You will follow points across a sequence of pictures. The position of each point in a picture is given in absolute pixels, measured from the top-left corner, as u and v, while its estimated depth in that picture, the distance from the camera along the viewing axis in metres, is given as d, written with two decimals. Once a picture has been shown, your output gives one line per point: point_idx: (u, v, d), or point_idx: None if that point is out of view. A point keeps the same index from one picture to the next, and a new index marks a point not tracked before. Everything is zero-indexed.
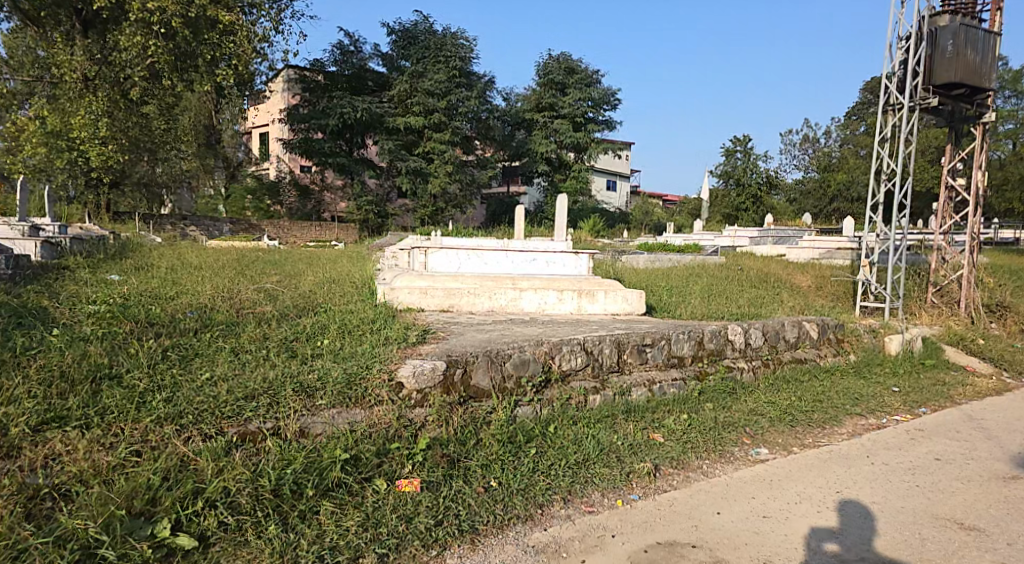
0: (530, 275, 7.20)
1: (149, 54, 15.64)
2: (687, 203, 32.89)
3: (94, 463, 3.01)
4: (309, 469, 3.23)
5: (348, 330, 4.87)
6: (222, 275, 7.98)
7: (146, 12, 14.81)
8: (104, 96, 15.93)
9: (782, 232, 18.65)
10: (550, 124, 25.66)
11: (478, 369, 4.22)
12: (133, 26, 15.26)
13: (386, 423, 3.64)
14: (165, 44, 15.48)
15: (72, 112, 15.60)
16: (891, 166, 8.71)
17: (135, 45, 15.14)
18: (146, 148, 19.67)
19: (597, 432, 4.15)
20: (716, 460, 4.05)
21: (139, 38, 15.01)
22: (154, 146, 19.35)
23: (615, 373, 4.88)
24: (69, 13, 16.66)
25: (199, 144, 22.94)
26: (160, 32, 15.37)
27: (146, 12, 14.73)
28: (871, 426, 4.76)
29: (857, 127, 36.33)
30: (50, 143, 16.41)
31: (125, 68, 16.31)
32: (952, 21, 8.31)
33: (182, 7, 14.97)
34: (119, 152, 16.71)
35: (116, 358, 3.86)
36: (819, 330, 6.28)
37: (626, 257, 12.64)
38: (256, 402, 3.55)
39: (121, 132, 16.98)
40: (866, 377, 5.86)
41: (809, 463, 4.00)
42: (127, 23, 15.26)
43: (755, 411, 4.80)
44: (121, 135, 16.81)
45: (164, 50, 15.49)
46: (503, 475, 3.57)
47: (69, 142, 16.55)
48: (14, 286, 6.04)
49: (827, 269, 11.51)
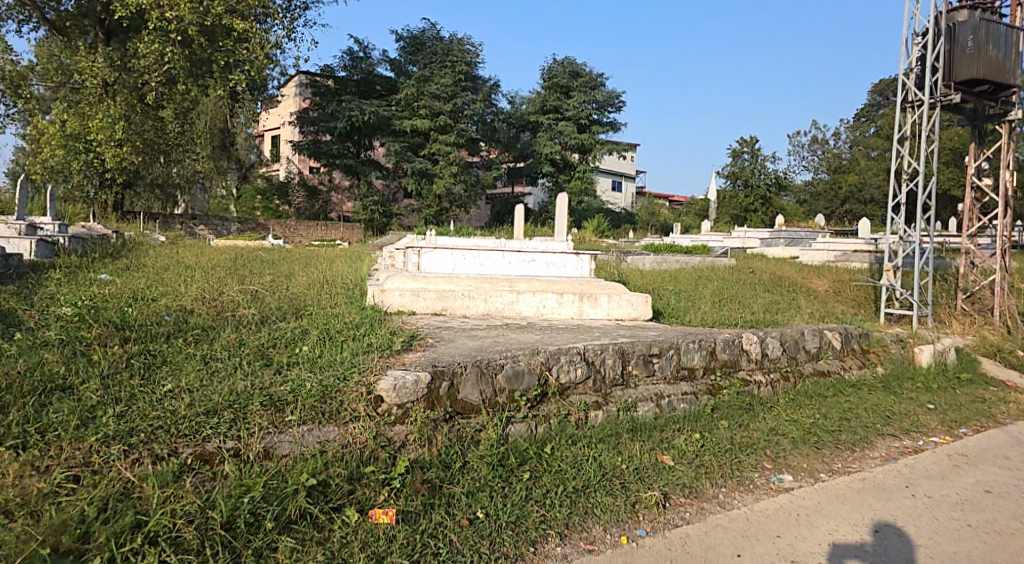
0: (528, 277, 6.76)
1: (166, 61, 15.76)
2: (694, 205, 32.30)
3: (22, 492, 2.63)
4: (268, 497, 2.84)
5: (330, 336, 4.44)
6: (213, 275, 7.62)
7: (164, 21, 14.94)
8: (123, 101, 15.91)
9: (794, 234, 18.09)
10: (556, 125, 25.17)
11: (466, 383, 3.82)
12: (152, 35, 15.41)
13: (361, 443, 3.28)
14: (181, 51, 15.59)
15: (90, 117, 15.33)
16: (912, 166, 8.22)
17: (153, 52, 15.23)
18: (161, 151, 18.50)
19: (600, 455, 3.73)
20: (734, 488, 3.63)
21: (156, 45, 15.12)
22: (168, 149, 18.34)
23: (619, 387, 4.45)
24: (93, 23, 16.69)
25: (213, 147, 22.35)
26: (177, 40, 15.50)
27: (164, 21, 14.84)
28: (907, 450, 4.34)
29: (867, 128, 35.61)
30: (69, 146, 15.38)
31: (143, 74, 16.15)
32: (972, 15, 7.80)
33: (198, 16, 15.12)
34: (135, 155, 16.28)
35: (72, 366, 3.49)
36: (842, 340, 5.90)
37: (632, 258, 12.24)
38: (217, 419, 3.18)
39: (136, 135, 16.37)
40: (897, 392, 5.40)
41: (841, 494, 3.58)
42: (147, 32, 15.38)
43: (775, 431, 4.36)
44: (137, 137, 16.23)
45: (180, 57, 15.59)
46: (491, 504, 3.17)
47: (87, 144, 15.77)
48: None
49: (845, 273, 11.03)
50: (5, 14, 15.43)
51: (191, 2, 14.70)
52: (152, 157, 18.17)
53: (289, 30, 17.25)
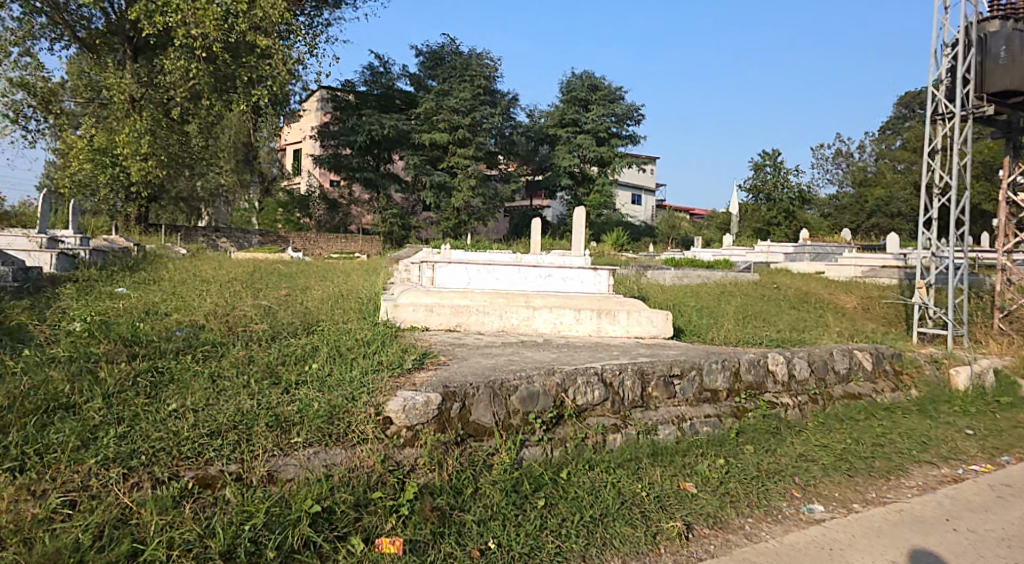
0: (545, 293, 6.58)
1: (191, 77, 15.95)
2: (715, 218, 31.96)
3: (16, 518, 2.52)
4: (270, 525, 2.71)
5: (339, 354, 4.32)
6: (229, 289, 7.55)
7: (190, 38, 15.17)
8: (149, 116, 16.11)
9: (820, 249, 17.70)
10: (574, 139, 25.10)
11: (479, 405, 3.69)
12: (178, 51, 15.64)
13: (368, 468, 3.15)
14: (206, 67, 15.81)
15: (117, 131, 15.60)
16: (944, 179, 7.96)
17: (178, 68, 15.48)
18: (185, 164, 18.62)
19: (619, 481, 3.55)
20: (762, 519, 3.44)
21: (182, 61, 15.38)
22: (192, 163, 18.51)
23: (639, 409, 4.28)
24: (122, 40, 16.94)
25: (235, 161, 22.61)
26: (202, 56, 15.71)
27: (189, 38, 15.07)
28: (945, 479, 4.12)
29: (893, 141, 35.05)
30: (95, 160, 15.52)
31: (169, 90, 16.39)
32: (1004, 26, 7.59)
33: (223, 33, 15.38)
34: (159, 169, 16.43)
35: (76, 383, 3.36)
36: (873, 360, 5.68)
37: (652, 273, 12.05)
38: (221, 441, 3.06)
39: (161, 149, 16.58)
40: (934, 417, 5.15)
41: (878, 527, 3.38)
42: (172, 48, 15.61)
43: (804, 457, 4.15)
44: (162, 152, 16.42)
45: (205, 73, 15.80)
46: (504, 534, 3.01)
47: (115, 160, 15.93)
48: (11, 300, 5.63)
49: (874, 289, 10.73)
50: (38, 32, 15.74)
51: (216, 20, 15.00)
52: (176, 171, 18.35)
53: (311, 46, 17.47)
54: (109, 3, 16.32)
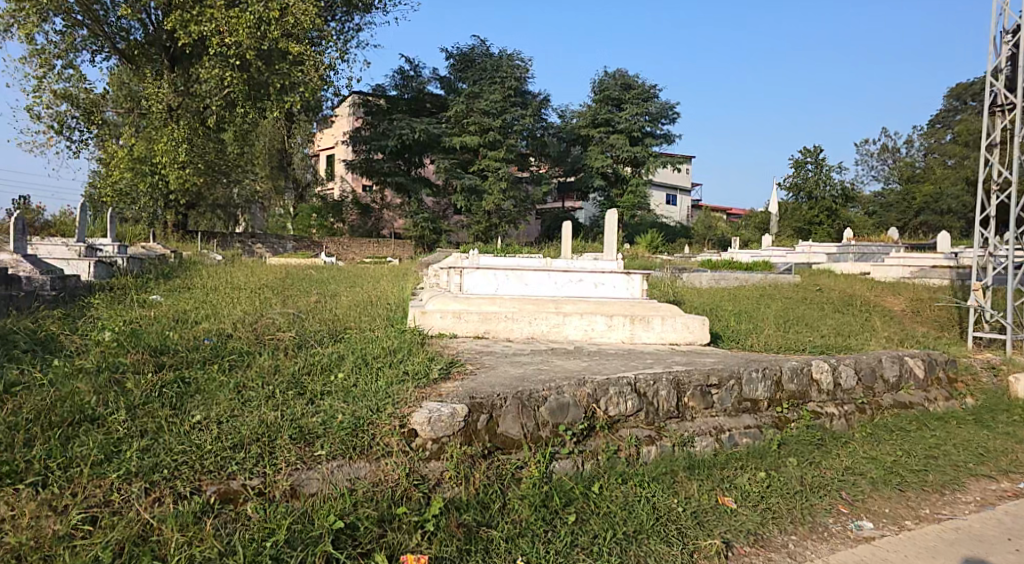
0: (575, 298, 6.41)
1: (225, 85, 16.23)
2: (752, 218, 31.24)
3: (37, 533, 2.48)
4: (291, 541, 2.63)
5: (365, 362, 4.25)
6: (260, 296, 7.60)
7: (224, 46, 15.40)
8: (185, 125, 16.39)
9: (866, 248, 17.09)
10: (607, 139, 24.81)
11: (506, 416, 3.58)
12: (213, 60, 15.91)
13: (393, 481, 3.07)
14: (241, 75, 16.08)
15: (156, 140, 15.94)
16: (1002, 174, 7.55)
17: (214, 77, 15.74)
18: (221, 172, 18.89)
19: (654, 496, 3.38)
20: (806, 536, 3.27)
21: (217, 70, 15.61)
22: (228, 170, 18.82)
23: (675, 419, 4.11)
24: (159, 51, 17.31)
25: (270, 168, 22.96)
26: (236, 65, 15.94)
27: (223, 46, 15.35)
28: (1005, 494, 3.89)
29: (943, 135, 33.83)
30: (135, 168, 15.74)
31: (205, 99, 16.71)
32: None
33: (257, 41, 15.61)
34: (197, 177, 16.67)
35: (103, 396, 3.34)
36: (925, 368, 5.41)
37: (689, 275, 11.80)
38: (244, 453, 3.00)
39: (197, 157, 16.78)
40: (991, 427, 4.84)
41: (933, 547, 3.20)
42: (207, 57, 15.89)
43: (851, 470, 3.93)
44: (199, 160, 16.68)
45: (239, 81, 16.05)
46: (532, 551, 2.88)
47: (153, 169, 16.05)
48: (49, 310, 5.75)
49: (924, 291, 10.30)
50: (80, 45, 16.20)
51: (248, 27, 15.28)
52: (213, 180, 18.62)
53: (343, 52, 17.61)
54: (147, 15, 16.67)
